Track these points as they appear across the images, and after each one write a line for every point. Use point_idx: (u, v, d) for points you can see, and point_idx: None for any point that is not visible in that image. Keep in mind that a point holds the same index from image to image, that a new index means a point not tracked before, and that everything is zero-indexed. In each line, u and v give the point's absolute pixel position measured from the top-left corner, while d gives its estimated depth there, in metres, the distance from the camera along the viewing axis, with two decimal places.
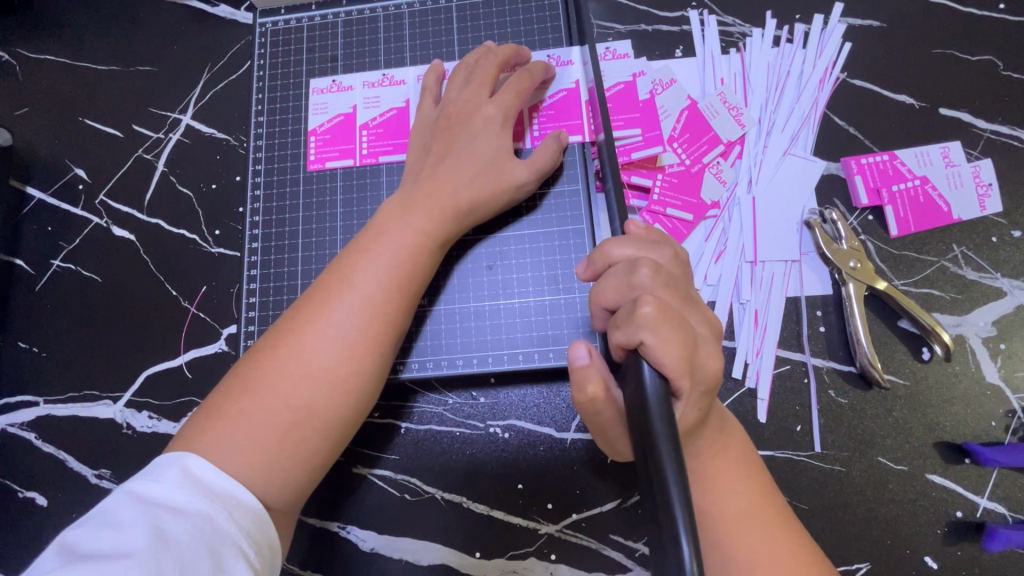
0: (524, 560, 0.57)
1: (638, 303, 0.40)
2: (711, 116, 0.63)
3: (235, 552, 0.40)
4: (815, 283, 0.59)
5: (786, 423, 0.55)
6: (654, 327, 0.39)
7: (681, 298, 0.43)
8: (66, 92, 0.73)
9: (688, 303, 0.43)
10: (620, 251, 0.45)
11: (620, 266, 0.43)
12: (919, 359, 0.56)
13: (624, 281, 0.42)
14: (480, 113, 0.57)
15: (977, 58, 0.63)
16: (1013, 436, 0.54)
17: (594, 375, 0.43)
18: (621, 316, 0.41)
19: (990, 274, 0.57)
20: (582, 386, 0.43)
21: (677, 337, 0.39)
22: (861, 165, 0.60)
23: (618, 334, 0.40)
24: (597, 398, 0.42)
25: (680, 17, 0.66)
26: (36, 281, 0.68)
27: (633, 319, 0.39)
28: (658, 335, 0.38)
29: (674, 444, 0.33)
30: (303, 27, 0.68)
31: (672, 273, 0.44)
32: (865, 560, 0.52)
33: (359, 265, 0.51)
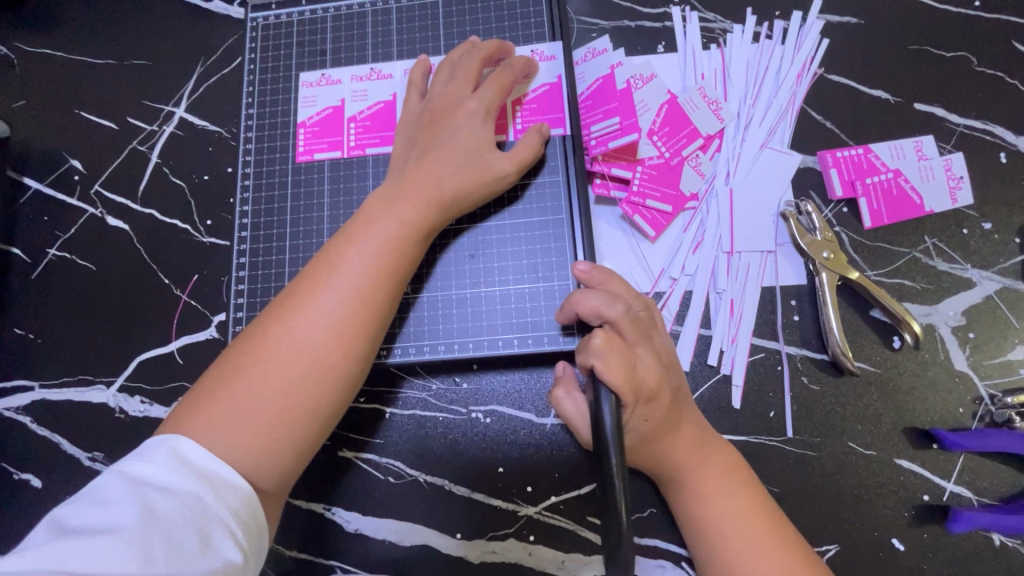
0: (504, 541, 0.58)
1: (592, 334, 0.47)
2: (691, 110, 0.64)
3: (221, 530, 0.42)
4: (790, 274, 0.60)
5: (759, 408, 0.57)
6: (604, 354, 0.45)
7: (639, 335, 0.49)
8: (62, 84, 0.75)
9: (644, 338, 0.49)
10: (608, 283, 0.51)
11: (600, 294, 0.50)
12: (890, 347, 0.57)
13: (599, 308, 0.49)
14: (463, 106, 0.58)
15: (951, 54, 0.64)
16: (980, 422, 0.55)
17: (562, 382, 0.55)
18: (581, 343, 0.47)
19: (960, 265, 0.59)
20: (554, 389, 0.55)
21: (625, 364, 0.45)
22: (836, 158, 0.61)
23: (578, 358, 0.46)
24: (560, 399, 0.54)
25: (661, 14, 0.67)
26: (32, 269, 0.70)
27: (586, 346, 0.46)
28: (608, 360, 0.45)
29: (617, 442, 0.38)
30: (294, 22, 0.70)
31: (637, 313, 0.50)
32: (833, 542, 0.54)
33: (346, 255, 0.52)
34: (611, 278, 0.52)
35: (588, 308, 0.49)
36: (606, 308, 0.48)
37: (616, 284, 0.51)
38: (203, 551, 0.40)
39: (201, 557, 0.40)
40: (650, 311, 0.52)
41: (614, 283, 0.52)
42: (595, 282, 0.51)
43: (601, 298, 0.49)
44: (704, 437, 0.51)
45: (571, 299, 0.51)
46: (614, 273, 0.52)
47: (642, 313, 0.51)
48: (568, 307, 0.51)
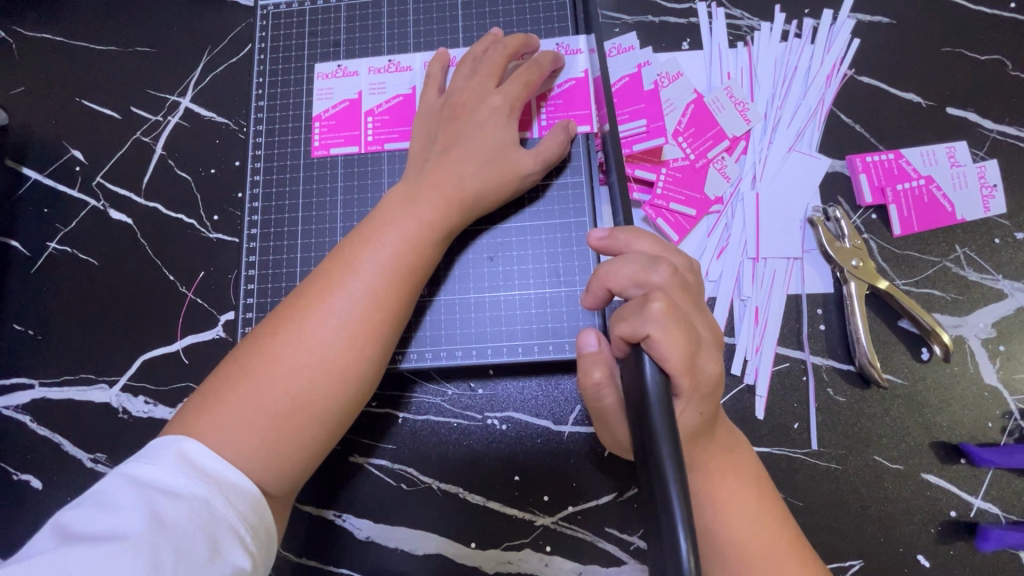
0: (519, 551, 0.57)
1: (647, 299, 0.40)
2: (717, 111, 0.62)
3: (231, 537, 0.40)
4: (816, 281, 0.58)
5: (784, 420, 0.55)
6: (662, 322, 0.39)
7: (690, 301, 0.42)
8: (63, 71, 0.72)
9: (695, 304, 0.43)
10: (641, 245, 0.45)
11: (639, 258, 0.43)
12: (918, 359, 0.56)
13: (641, 272, 0.42)
14: (486, 103, 0.56)
15: (985, 57, 0.62)
16: (1009, 437, 0.54)
17: (600, 361, 0.45)
18: (628, 309, 0.40)
19: (991, 275, 0.57)
20: (588, 371, 0.45)
21: (684, 336, 0.39)
22: (866, 163, 0.60)
23: (623, 328, 0.40)
24: (601, 382, 0.44)
25: (688, 10, 0.65)
26: (32, 264, 0.68)
27: (641, 312, 0.39)
28: (663, 332, 0.38)
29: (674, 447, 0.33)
30: (306, 10, 0.67)
31: (683, 278, 0.43)
32: (857, 557, 0.52)
33: (363, 253, 0.50)
34: (639, 237, 0.45)
35: (624, 276, 0.43)
36: (644, 275, 0.42)
37: (650, 246, 0.45)
38: (212, 559, 0.39)
39: (211, 566, 0.39)
40: (696, 275, 0.46)
41: (643, 243, 0.45)
42: (624, 246, 0.45)
43: (638, 264, 0.42)
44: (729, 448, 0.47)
45: (600, 272, 0.44)
46: (641, 231, 0.45)
47: (689, 278, 0.44)
48: (596, 285, 0.44)
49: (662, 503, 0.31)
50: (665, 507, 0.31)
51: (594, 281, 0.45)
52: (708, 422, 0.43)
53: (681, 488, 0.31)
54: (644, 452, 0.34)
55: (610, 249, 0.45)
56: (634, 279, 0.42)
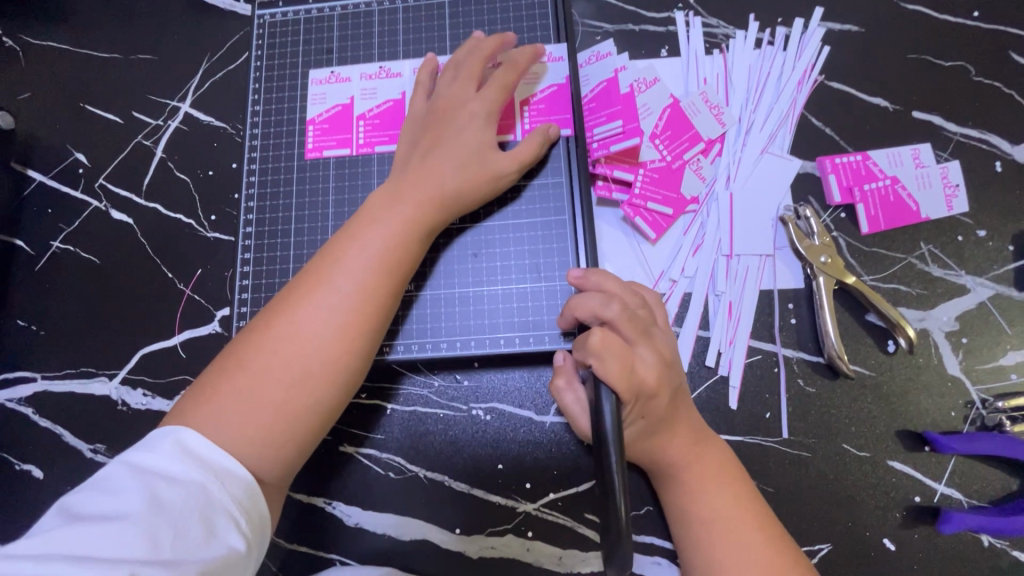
0: (502, 537, 0.59)
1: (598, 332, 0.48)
2: (693, 114, 0.65)
3: (226, 519, 0.43)
4: (787, 277, 0.61)
5: (756, 410, 0.58)
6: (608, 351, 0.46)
7: (639, 330, 0.50)
8: (67, 77, 0.75)
9: (643, 334, 0.50)
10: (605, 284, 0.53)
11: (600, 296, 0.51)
12: (884, 350, 0.58)
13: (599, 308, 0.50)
14: (466, 107, 0.59)
15: (949, 64, 0.65)
16: (971, 426, 0.56)
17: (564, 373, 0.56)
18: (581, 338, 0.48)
19: (954, 271, 0.60)
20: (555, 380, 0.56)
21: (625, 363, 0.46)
22: (835, 164, 0.62)
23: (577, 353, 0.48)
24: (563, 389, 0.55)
25: (666, 18, 0.68)
26: (36, 262, 0.70)
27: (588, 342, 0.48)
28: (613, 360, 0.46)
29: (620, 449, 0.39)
30: (301, 19, 0.70)
31: (634, 312, 0.51)
32: (826, 541, 0.55)
33: (349, 250, 0.53)
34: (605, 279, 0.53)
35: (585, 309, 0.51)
36: (601, 309, 0.50)
37: (612, 284, 0.52)
38: (208, 541, 0.41)
39: (208, 546, 0.41)
40: (648, 308, 0.53)
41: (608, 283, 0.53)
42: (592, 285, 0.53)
43: (597, 300, 0.50)
44: (696, 440, 0.51)
45: (569, 305, 0.52)
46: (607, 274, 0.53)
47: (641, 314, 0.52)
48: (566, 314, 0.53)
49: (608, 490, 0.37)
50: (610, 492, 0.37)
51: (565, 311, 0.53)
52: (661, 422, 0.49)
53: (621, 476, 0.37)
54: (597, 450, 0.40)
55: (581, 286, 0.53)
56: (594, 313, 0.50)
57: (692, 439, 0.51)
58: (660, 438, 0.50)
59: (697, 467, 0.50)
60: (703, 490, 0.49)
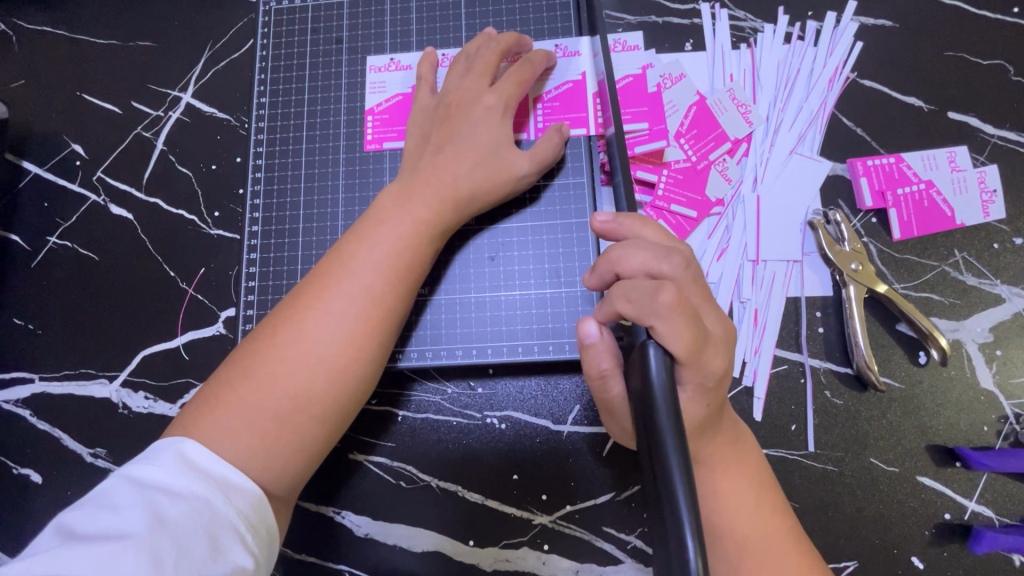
0: (517, 549, 0.57)
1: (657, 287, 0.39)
2: (720, 113, 0.62)
3: (232, 535, 0.40)
4: (816, 284, 0.59)
5: (781, 422, 0.56)
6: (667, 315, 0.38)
7: (700, 288, 0.42)
8: (63, 64, 0.72)
9: (708, 298, 0.43)
10: (650, 233, 0.44)
11: (651, 245, 0.42)
12: (916, 362, 0.56)
13: (653, 258, 0.42)
14: (481, 103, 0.56)
15: (986, 62, 0.62)
16: (1004, 441, 0.54)
17: (605, 350, 0.45)
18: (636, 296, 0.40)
19: (989, 280, 0.58)
20: (594, 361, 0.45)
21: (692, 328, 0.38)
22: (867, 166, 0.60)
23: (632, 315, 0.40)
24: (608, 371, 0.45)
25: (691, 10, 0.65)
26: (32, 257, 0.68)
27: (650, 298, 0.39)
28: (671, 326, 0.38)
29: (680, 440, 0.33)
30: (308, 7, 0.67)
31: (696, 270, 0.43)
32: (852, 558, 0.53)
33: (360, 252, 0.51)
34: (645, 226, 0.44)
35: (635, 263, 0.42)
36: (657, 263, 0.41)
37: (654, 233, 0.44)
38: (212, 557, 0.39)
39: (212, 562, 0.39)
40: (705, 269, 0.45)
41: (649, 232, 0.45)
42: (628, 232, 0.45)
43: (652, 252, 0.42)
44: (736, 441, 0.47)
45: (610, 256, 0.43)
46: (646, 219, 0.45)
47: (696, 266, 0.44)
48: (603, 268, 0.44)
49: (669, 501, 0.31)
50: (671, 505, 0.30)
51: (601, 261, 0.44)
52: (715, 412, 0.43)
53: (686, 476, 0.31)
54: (648, 439, 0.34)
55: (615, 234, 0.45)
56: (645, 266, 0.42)
57: (735, 443, 0.47)
58: (704, 440, 0.44)
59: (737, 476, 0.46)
60: (743, 499, 0.45)
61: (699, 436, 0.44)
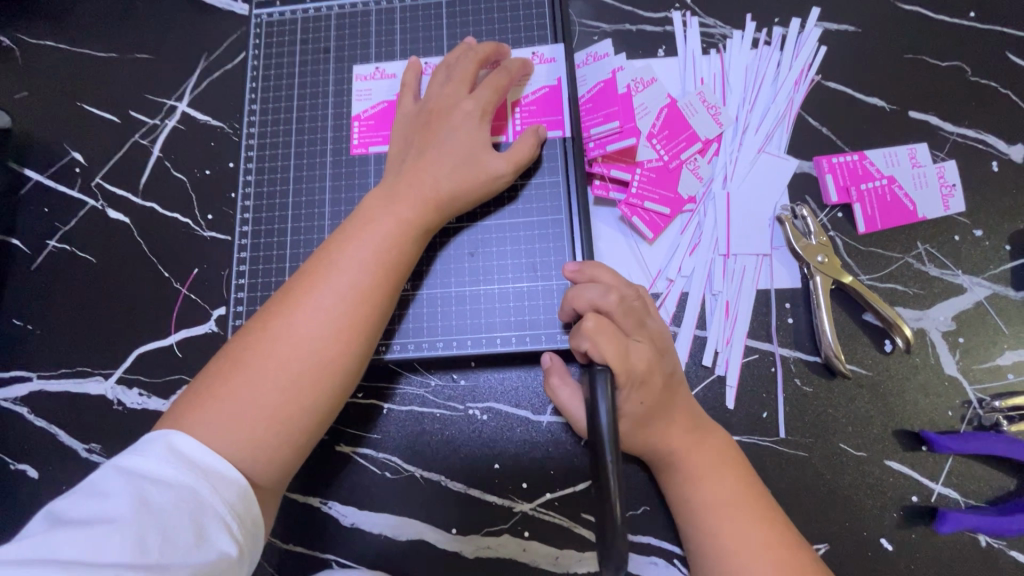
0: (498, 537, 0.59)
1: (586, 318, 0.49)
2: (690, 115, 0.65)
3: (217, 523, 0.42)
4: (784, 277, 0.61)
5: (752, 409, 0.58)
6: (593, 335, 0.47)
7: (633, 322, 0.51)
8: (64, 77, 0.75)
9: (639, 327, 0.51)
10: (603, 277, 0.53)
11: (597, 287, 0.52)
12: (882, 350, 0.58)
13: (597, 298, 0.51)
14: (460, 108, 0.59)
15: (944, 63, 0.65)
16: (968, 425, 0.56)
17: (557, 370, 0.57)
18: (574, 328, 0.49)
19: (951, 271, 0.60)
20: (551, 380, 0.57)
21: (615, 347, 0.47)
22: (831, 164, 0.62)
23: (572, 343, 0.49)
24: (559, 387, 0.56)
25: (662, 18, 0.68)
26: (32, 260, 0.70)
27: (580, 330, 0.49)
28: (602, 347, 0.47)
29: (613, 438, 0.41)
30: (298, 19, 0.70)
31: (632, 303, 0.52)
32: (823, 541, 0.54)
33: (347, 251, 0.53)
34: (600, 270, 0.53)
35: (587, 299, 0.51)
36: (601, 299, 0.51)
37: (606, 276, 0.53)
38: (198, 545, 0.41)
39: (197, 550, 0.41)
40: (645, 301, 0.54)
41: (603, 275, 0.54)
42: (586, 277, 0.53)
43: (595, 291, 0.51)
44: (694, 425, 0.53)
45: (566, 296, 0.53)
46: (602, 265, 0.54)
47: (637, 304, 0.53)
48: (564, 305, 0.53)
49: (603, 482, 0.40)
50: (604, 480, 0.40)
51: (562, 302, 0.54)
52: (661, 409, 0.51)
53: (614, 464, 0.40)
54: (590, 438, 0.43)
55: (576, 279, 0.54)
56: (591, 304, 0.51)
57: (695, 426, 0.53)
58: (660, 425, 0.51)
59: (693, 452, 0.51)
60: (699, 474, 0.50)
61: (648, 424, 0.51)
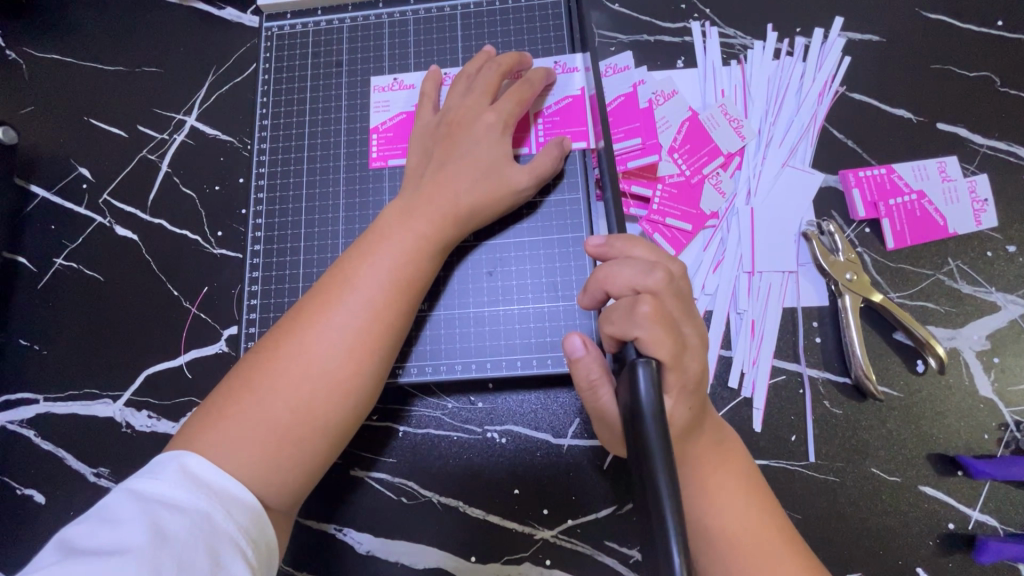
0: (518, 565, 0.57)
1: (637, 301, 0.43)
2: (712, 128, 0.64)
3: (232, 549, 0.41)
4: (811, 295, 0.59)
5: (781, 432, 0.56)
6: (648, 324, 0.42)
7: (683, 304, 0.45)
8: (71, 91, 0.74)
9: (689, 312, 0.45)
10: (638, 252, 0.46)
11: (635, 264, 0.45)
12: (914, 371, 0.56)
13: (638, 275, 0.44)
14: (479, 122, 0.57)
15: (973, 74, 0.63)
16: (1006, 449, 0.54)
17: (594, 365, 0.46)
18: (618, 313, 0.43)
19: (984, 288, 0.58)
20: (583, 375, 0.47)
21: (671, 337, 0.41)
22: (859, 178, 0.61)
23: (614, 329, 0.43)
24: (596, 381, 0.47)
25: (682, 29, 0.66)
26: (39, 279, 0.69)
27: (630, 315, 0.42)
28: (648, 340, 0.41)
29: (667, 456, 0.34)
30: (309, 32, 0.69)
31: (679, 284, 0.45)
32: (856, 570, 0.53)
33: (361, 266, 0.52)
34: (637, 245, 0.47)
35: (629, 275, 0.44)
36: (647, 278, 0.44)
37: (643, 251, 0.47)
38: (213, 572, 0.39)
39: None
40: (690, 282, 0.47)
41: (640, 250, 0.47)
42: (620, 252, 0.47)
43: (636, 269, 0.44)
44: (720, 441, 0.49)
45: (599, 275, 0.46)
46: (636, 239, 0.47)
47: (683, 283, 0.46)
48: (594, 284, 0.46)
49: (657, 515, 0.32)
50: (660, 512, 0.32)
51: (592, 282, 0.47)
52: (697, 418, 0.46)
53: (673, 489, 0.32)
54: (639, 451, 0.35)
55: (605, 255, 0.47)
56: (630, 283, 0.44)
57: (719, 448, 0.49)
58: (689, 443, 0.47)
59: (722, 475, 0.48)
60: (729, 500, 0.47)
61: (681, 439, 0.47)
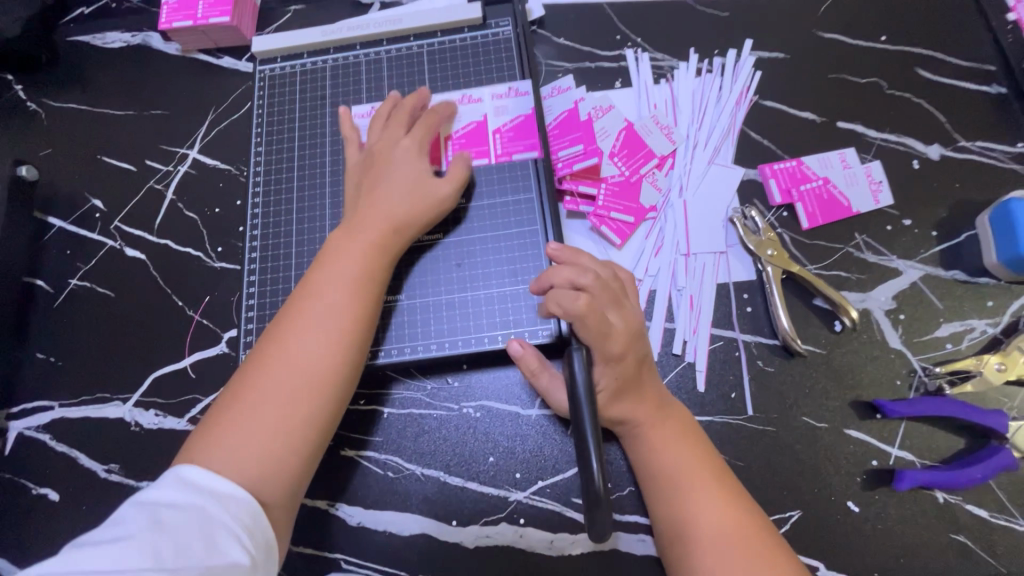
0: (496, 526, 0.63)
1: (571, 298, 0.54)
2: (646, 135, 0.74)
3: (228, 536, 0.46)
4: (740, 271, 0.68)
5: (722, 390, 0.63)
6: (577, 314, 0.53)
7: (613, 298, 0.55)
8: (86, 133, 0.83)
9: (614, 300, 0.55)
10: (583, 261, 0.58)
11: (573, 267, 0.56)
12: (833, 330, 0.64)
13: (574, 275, 0.55)
14: (397, 148, 0.66)
15: (863, 80, 0.75)
16: (917, 392, 0.62)
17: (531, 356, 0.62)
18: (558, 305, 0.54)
19: (887, 256, 0.67)
20: (528, 365, 0.62)
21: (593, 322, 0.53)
22: (774, 170, 0.70)
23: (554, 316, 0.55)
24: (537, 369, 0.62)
25: (617, 55, 0.78)
26: (55, 299, 0.76)
27: (564, 307, 0.54)
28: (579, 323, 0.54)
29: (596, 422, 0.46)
30: (297, 72, 0.80)
31: (609, 283, 0.56)
32: (795, 508, 0.59)
33: (325, 279, 0.59)
34: (580, 256, 0.59)
35: (561, 277, 0.55)
36: (577, 277, 0.55)
37: (586, 259, 0.59)
38: (209, 555, 0.44)
39: (208, 560, 0.44)
40: (621, 282, 0.59)
41: (583, 259, 0.59)
42: (566, 259, 0.58)
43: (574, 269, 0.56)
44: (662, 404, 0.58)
45: (546, 272, 0.57)
46: (581, 251, 0.59)
47: (613, 283, 0.57)
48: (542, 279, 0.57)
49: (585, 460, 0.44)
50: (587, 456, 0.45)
51: (542, 276, 0.58)
52: (631, 382, 0.56)
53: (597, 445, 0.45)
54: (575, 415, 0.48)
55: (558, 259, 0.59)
56: (569, 280, 0.55)
57: (660, 407, 0.57)
58: (629, 403, 0.56)
59: (663, 431, 0.56)
60: (670, 448, 0.55)
61: (623, 397, 0.56)
